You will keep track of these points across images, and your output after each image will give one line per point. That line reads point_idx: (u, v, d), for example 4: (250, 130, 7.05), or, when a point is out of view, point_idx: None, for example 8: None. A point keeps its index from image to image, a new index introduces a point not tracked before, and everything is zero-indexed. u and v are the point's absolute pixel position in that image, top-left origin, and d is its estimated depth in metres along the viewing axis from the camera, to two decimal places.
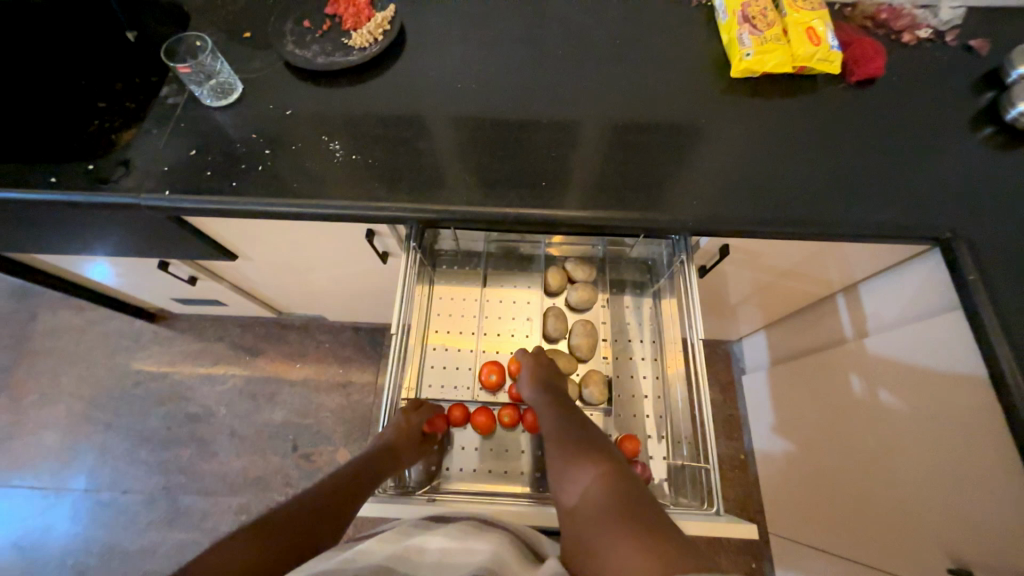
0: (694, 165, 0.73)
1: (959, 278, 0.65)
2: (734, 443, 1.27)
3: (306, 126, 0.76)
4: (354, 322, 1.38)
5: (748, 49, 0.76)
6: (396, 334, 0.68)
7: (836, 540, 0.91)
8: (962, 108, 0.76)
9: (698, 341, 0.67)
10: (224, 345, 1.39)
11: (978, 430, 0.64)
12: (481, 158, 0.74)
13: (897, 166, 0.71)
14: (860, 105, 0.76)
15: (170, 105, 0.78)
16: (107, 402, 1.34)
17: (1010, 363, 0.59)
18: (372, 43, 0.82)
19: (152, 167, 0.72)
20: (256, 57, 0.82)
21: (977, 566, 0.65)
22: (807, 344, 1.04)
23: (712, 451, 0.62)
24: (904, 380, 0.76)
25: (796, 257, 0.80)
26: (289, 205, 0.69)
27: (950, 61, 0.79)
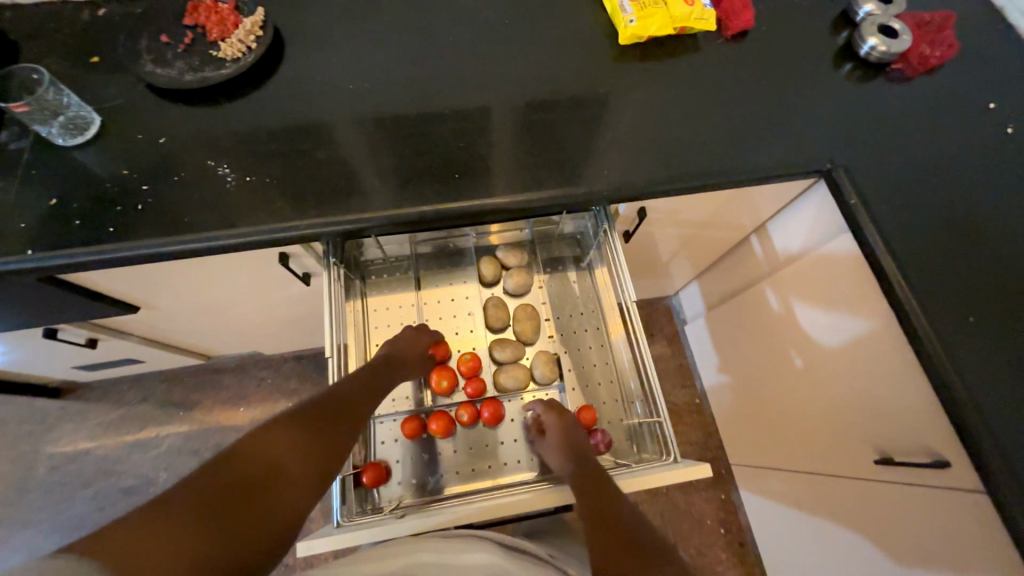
0: (600, 134, 0.75)
1: (843, 202, 0.72)
2: (688, 390, 1.35)
3: (187, 152, 0.69)
4: (295, 351, 1.30)
5: (630, 16, 0.79)
6: (332, 356, 0.65)
7: (785, 458, 1.00)
8: (825, 48, 0.83)
9: (632, 304, 0.70)
10: (150, 404, 1.26)
11: (879, 333, 0.71)
12: (390, 158, 0.71)
13: (779, 108, 0.77)
14: (739, 57, 0.81)
15: (14, 151, 0.67)
16: (21, 497, 1.18)
17: (892, 269, 0.67)
18: (245, 51, 0.75)
19: (6, 226, 0.62)
20: (111, 83, 0.73)
21: (896, 451, 0.73)
22: (733, 286, 1.12)
23: (661, 403, 0.65)
24: (815, 302, 0.83)
25: (707, 208, 0.85)
26: (182, 240, 0.63)
27: (808, 7, 0.86)
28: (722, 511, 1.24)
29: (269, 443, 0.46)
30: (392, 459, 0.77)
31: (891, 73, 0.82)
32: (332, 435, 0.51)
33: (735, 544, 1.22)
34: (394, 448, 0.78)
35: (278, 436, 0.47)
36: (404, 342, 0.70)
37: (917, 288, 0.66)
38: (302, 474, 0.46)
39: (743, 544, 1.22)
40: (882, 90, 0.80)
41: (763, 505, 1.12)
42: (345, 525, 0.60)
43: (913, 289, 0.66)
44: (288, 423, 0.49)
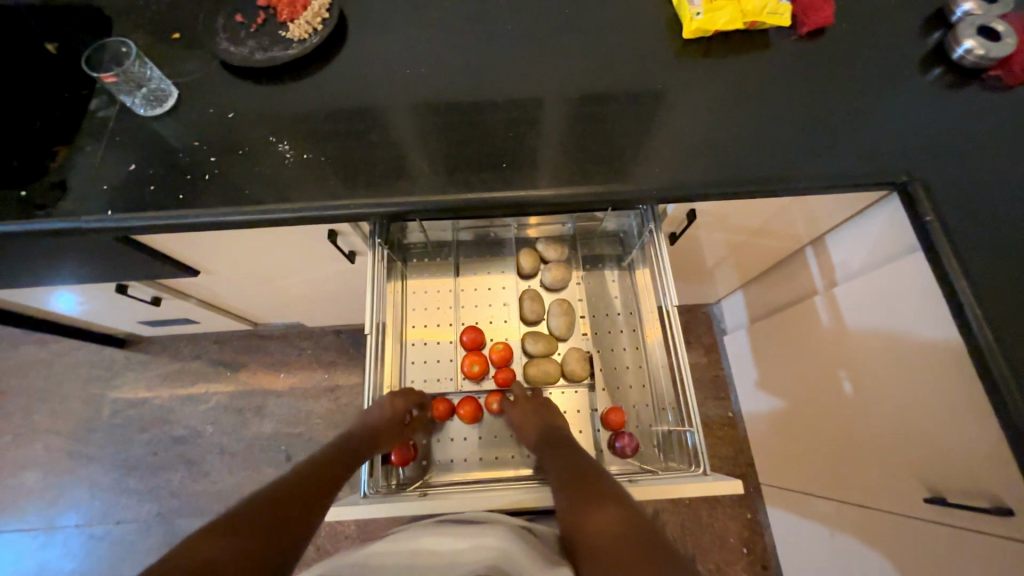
0: (653, 131, 0.72)
1: (917, 219, 0.66)
2: (721, 402, 1.31)
3: (252, 128, 0.72)
4: (335, 326, 1.35)
5: (698, 8, 0.75)
6: (371, 333, 0.67)
7: (823, 483, 0.95)
8: (912, 50, 0.76)
9: (673, 307, 0.68)
10: (202, 362, 1.36)
11: (942, 362, 0.66)
12: (439, 145, 0.72)
13: (852, 113, 0.72)
14: (812, 56, 0.76)
15: (102, 118, 0.73)
16: (87, 435, 1.30)
17: (969, 296, 0.61)
18: (312, 33, 0.78)
19: (91, 187, 0.68)
20: (190, 59, 0.77)
21: (952, 492, 0.68)
22: (782, 299, 1.06)
23: (694, 412, 0.63)
24: (873, 322, 0.78)
25: (762, 215, 0.81)
26: (242, 212, 0.66)
27: (897, 4, 0.80)
28: (746, 530, 1.20)
29: (200, 555, 0.44)
30: None
31: (987, 80, 0.74)
32: (282, 534, 0.50)
33: (757, 566, 1.17)
34: None
35: (213, 543, 0.46)
36: (377, 413, 0.66)
37: (994, 319, 0.60)
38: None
39: (766, 566, 1.17)
40: (974, 98, 0.73)
41: (794, 529, 1.07)
42: (371, 496, 0.63)
43: (989, 320, 0.60)
44: (229, 526, 0.48)
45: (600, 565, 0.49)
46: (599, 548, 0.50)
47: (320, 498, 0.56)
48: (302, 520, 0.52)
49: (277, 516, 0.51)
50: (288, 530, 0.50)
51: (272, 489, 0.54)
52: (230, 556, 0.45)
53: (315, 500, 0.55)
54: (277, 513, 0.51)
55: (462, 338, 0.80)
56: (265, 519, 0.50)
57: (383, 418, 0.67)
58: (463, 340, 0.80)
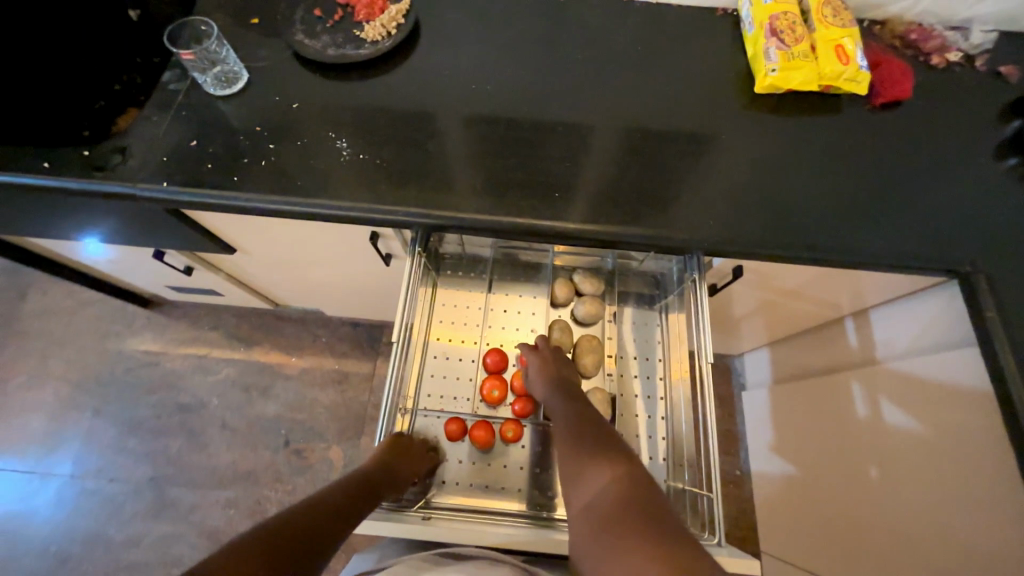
0: (711, 181, 0.71)
1: (977, 314, 0.63)
2: (730, 458, 1.27)
3: (313, 121, 0.73)
4: (352, 318, 1.36)
5: (773, 65, 0.74)
6: (396, 341, 0.66)
7: (829, 566, 0.90)
8: (989, 137, 0.74)
9: (707, 364, 0.65)
10: (218, 334, 1.37)
11: (985, 468, 0.63)
12: (493, 163, 0.72)
13: (919, 192, 0.70)
14: (884, 128, 0.74)
15: (172, 91, 0.75)
16: (97, 388, 1.31)
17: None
18: (384, 36, 0.79)
19: (150, 156, 0.69)
20: (263, 45, 0.79)
21: None
22: (812, 365, 1.03)
23: (716, 478, 0.61)
24: (911, 410, 0.75)
25: (809, 281, 0.78)
26: (292, 203, 0.66)
27: (978, 86, 0.77)
28: None
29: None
30: None
31: None
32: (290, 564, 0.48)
33: None
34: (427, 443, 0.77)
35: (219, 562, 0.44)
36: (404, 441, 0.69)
37: None
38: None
39: None
40: None
41: None
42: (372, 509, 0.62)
43: None
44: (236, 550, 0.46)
45: (593, 533, 0.52)
46: (597, 522, 0.53)
47: (325, 536, 0.53)
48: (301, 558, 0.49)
49: (282, 549, 0.48)
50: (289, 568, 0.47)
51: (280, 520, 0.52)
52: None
53: (321, 538, 0.53)
54: (282, 543, 0.49)
55: (485, 359, 0.80)
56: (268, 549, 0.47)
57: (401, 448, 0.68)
58: (485, 362, 0.80)
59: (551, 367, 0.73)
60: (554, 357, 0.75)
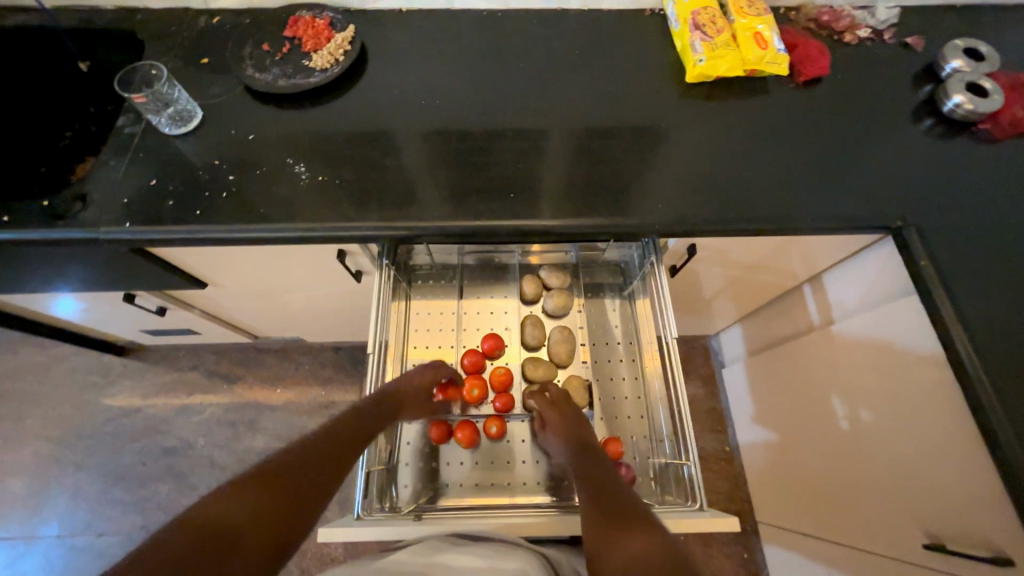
0: (657, 168, 0.75)
1: (913, 263, 0.68)
2: (718, 436, 1.30)
3: (271, 150, 0.75)
4: (334, 342, 1.36)
5: (699, 55, 0.79)
6: (373, 353, 0.68)
7: (819, 525, 0.93)
8: (904, 102, 0.80)
9: (672, 339, 0.69)
10: (199, 373, 1.35)
11: (939, 405, 0.67)
12: (451, 171, 0.75)
13: (847, 158, 0.75)
14: (809, 103, 0.80)
15: (127, 135, 0.76)
16: (77, 442, 1.28)
17: (962, 340, 0.62)
18: (333, 63, 0.82)
19: (111, 199, 0.70)
20: (215, 82, 0.81)
21: (951, 538, 0.67)
22: (780, 333, 1.07)
23: (693, 446, 0.63)
24: (871, 362, 0.79)
25: (761, 251, 0.83)
26: (257, 228, 0.68)
27: (889, 58, 0.84)
28: (742, 570, 1.17)
29: (204, 520, 0.45)
30: (416, 462, 0.79)
31: (977, 132, 0.77)
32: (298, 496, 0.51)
33: None
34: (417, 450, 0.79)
35: (222, 506, 0.47)
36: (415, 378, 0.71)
37: (990, 364, 0.61)
38: (245, 553, 0.45)
39: None
40: (965, 149, 0.76)
41: (790, 570, 1.05)
42: (364, 517, 0.62)
43: (986, 366, 0.61)
44: (236, 492, 0.48)
45: None
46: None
47: (328, 472, 0.55)
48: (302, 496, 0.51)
49: (282, 490, 0.51)
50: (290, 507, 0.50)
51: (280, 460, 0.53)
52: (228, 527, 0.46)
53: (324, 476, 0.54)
54: (281, 484, 0.51)
55: (462, 361, 0.81)
56: (268, 491, 0.50)
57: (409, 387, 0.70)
58: (463, 363, 0.81)
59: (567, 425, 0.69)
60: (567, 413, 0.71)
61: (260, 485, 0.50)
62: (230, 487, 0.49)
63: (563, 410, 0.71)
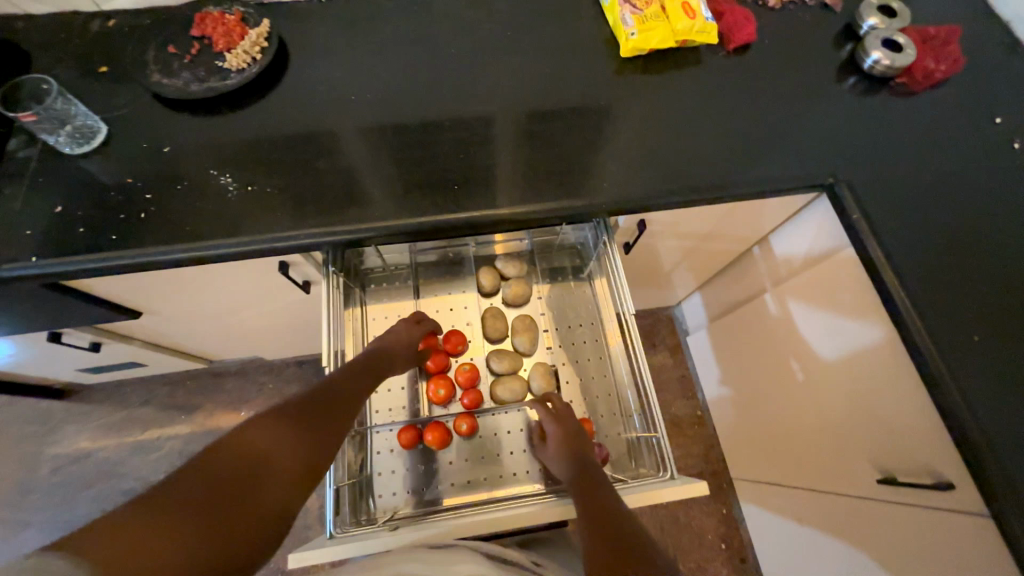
0: (600, 147, 0.75)
1: (846, 217, 0.71)
2: (689, 402, 1.34)
3: (191, 162, 0.70)
4: (296, 357, 1.31)
5: (631, 29, 0.79)
6: (329, 365, 0.65)
7: (786, 474, 0.98)
8: (828, 62, 0.83)
9: (630, 315, 0.69)
10: (152, 407, 1.27)
11: (880, 348, 0.71)
12: (392, 168, 0.72)
13: (780, 121, 0.77)
14: (740, 70, 0.81)
15: (22, 159, 0.69)
16: (23, 498, 1.19)
17: (894, 285, 0.66)
18: (251, 62, 0.76)
19: (11, 233, 0.63)
20: (119, 94, 0.74)
21: (899, 471, 0.72)
22: (736, 297, 1.11)
23: (659, 417, 0.64)
24: (818, 316, 0.82)
25: (709, 220, 0.84)
26: (185, 248, 0.63)
27: (811, 20, 0.86)
28: (722, 526, 1.23)
29: (246, 443, 0.44)
30: (387, 470, 0.77)
31: (895, 87, 0.81)
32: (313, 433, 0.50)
33: (735, 559, 1.20)
34: (389, 458, 0.77)
35: (262, 433, 0.46)
36: (394, 333, 0.70)
37: (920, 305, 0.65)
38: (294, 470, 0.45)
39: (744, 559, 1.20)
40: (886, 104, 0.80)
41: (765, 519, 1.10)
42: (338, 535, 0.60)
43: (917, 307, 0.65)
44: (274, 423, 0.48)
45: None
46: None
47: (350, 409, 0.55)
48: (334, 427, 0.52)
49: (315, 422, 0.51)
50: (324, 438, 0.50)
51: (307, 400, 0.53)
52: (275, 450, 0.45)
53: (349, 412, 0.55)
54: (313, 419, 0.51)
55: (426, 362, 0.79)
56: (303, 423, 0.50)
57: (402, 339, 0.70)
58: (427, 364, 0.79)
59: (569, 442, 0.67)
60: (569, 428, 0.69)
61: (291, 417, 0.50)
62: (265, 420, 0.48)
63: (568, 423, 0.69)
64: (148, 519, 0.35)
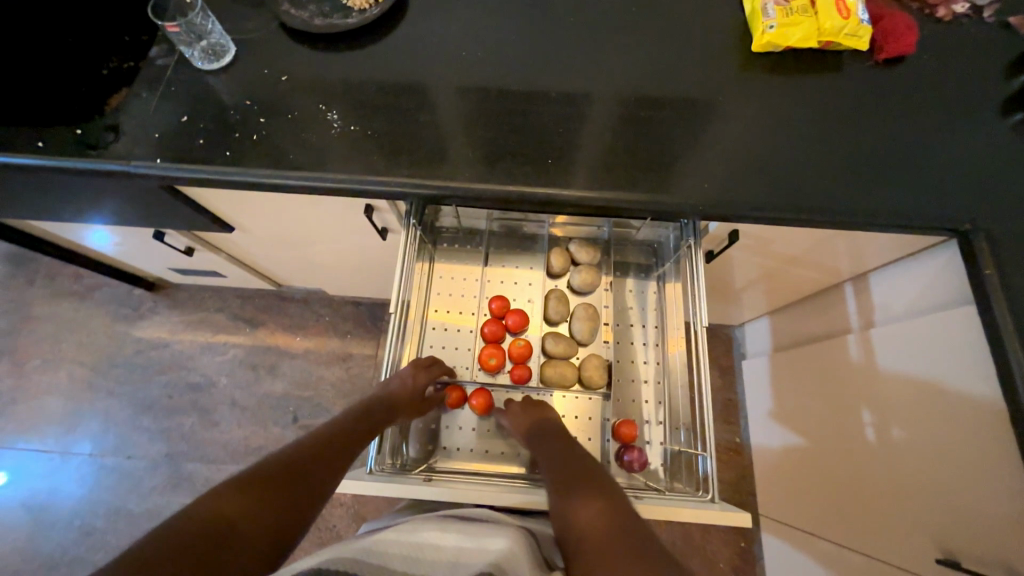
0: (706, 144, 0.70)
1: (976, 272, 0.63)
2: (730, 427, 1.28)
3: (303, 93, 0.73)
4: (355, 297, 1.37)
5: (771, 21, 0.72)
6: (395, 312, 0.67)
7: (827, 525, 0.92)
8: (995, 90, 0.72)
9: (702, 327, 0.66)
10: (224, 315, 1.39)
11: (980, 422, 0.63)
12: (487, 132, 0.71)
13: (921, 149, 0.68)
14: (885, 84, 0.72)
15: (161, 67, 0.74)
16: (109, 369, 1.35)
17: (1020, 359, 0.58)
18: (372, 4, 0.78)
19: (143, 133, 0.69)
20: (250, 18, 0.78)
21: (966, 557, 0.65)
22: (812, 331, 1.03)
23: (711, 437, 0.61)
24: (909, 372, 0.75)
25: (807, 244, 0.78)
26: (288, 176, 0.66)
27: (985, 38, 0.75)
28: (738, 558, 1.19)
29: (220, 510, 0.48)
30: (426, 423, 0.80)
31: None
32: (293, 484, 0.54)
33: None
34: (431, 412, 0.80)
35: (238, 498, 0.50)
36: (397, 383, 0.69)
37: None
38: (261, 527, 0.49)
39: None
40: None
41: (789, 565, 1.05)
42: (376, 472, 0.64)
43: None
44: (239, 486, 0.51)
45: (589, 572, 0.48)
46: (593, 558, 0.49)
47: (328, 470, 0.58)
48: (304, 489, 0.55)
49: (284, 486, 0.54)
50: (294, 500, 0.53)
51: (283, 457, 0.57)
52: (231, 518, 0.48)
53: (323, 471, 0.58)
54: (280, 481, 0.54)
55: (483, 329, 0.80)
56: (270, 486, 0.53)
57: (405, 393, 0.70)
58: (484, 332, 0.80)
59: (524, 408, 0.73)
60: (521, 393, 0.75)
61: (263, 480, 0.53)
62: (229, 484, 0.51)
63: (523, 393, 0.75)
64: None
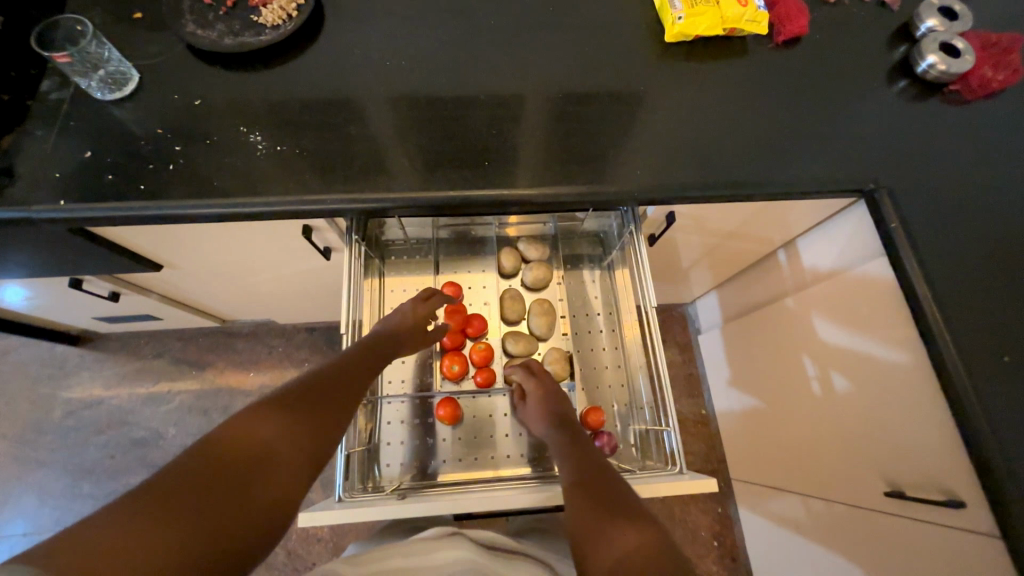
0: (635, 132, 0.73)
1: (882, 226, 0.69)
2: (695, 401, 1.34)
3: (221, 116, 0.69)
4: (308, 323, 1.31)
5: (679, 12, 0.76)
6: (347, 332, 0.65)
7: (790, 479, 0.98)
8: (879, 62, 0.79)
9: (652, 308, 0.68)
10: (164, 360, 1.29)
11: (903, 361, 0.69)
12: (422, 139, 0.70)
13: (823, 120, 0.74)
14: (786, 63, 0.78)
15: (54, 101, 0.69)
16: (37, 438, 1.22)
17: (928, 300, 0.64)
18: (285, 20, 0.75)
19: (42, 175, 0.63)
20: (153, 41, 0.74)
21: (908, 486, 0.71)
22: (754, 298, 1.10)
23: (672, 412, 0.64)
24: (841, 321, 0.81)
25: (739, 218, 0.82)
26: (212, 204, 0.63)
27: (866, 16, 0.83)
28: (717, 525, 1.24)
29: (248, 435, 0.46)
30: (401, 441, 0.78)
31: (947, 94, 0.78)
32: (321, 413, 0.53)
33: (726, 559, 1.22)
34: (397, 429, 0.79)
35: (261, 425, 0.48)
36: (396, 319, 0.69)
37: (950, 324, 0.63)
38: (292, 455, 0.47)
39: (735, 559, 1.21)
40: (935, 110, 0.76)
41: (762, 524, 1.11)
42: (345, 500, 0.61)
43: (949, 326, 0.63)
44: (267, 413, 0.50)
45: None
46: None
47: (348, 400, 0.56)
48: (330, 422, 0.53)
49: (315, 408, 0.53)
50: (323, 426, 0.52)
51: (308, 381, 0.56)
52: (266, 461, 0.45)
53: (333, 407, 0.54)
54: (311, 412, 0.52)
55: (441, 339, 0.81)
56: (296, 420, 0.50)
57: (406, 323, 0.69)
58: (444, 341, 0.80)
59: (549, 402, 0.70)
60: (549, 385, 0.73)
61: (291, 403, 0.52)
62: (257, 410, 0.50)
63: (547, 382, 0.74)
64: (165, 508, 0.38)
